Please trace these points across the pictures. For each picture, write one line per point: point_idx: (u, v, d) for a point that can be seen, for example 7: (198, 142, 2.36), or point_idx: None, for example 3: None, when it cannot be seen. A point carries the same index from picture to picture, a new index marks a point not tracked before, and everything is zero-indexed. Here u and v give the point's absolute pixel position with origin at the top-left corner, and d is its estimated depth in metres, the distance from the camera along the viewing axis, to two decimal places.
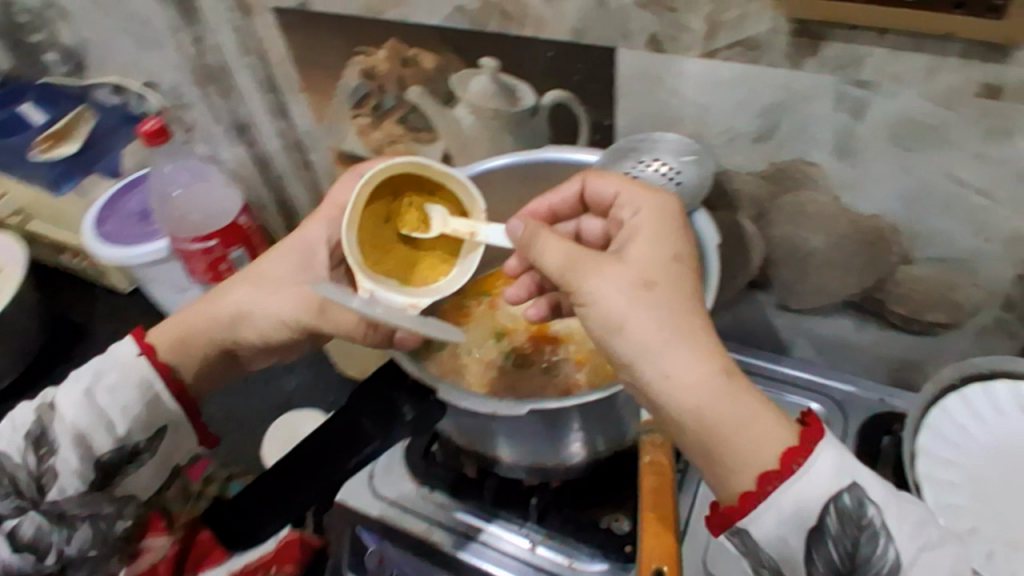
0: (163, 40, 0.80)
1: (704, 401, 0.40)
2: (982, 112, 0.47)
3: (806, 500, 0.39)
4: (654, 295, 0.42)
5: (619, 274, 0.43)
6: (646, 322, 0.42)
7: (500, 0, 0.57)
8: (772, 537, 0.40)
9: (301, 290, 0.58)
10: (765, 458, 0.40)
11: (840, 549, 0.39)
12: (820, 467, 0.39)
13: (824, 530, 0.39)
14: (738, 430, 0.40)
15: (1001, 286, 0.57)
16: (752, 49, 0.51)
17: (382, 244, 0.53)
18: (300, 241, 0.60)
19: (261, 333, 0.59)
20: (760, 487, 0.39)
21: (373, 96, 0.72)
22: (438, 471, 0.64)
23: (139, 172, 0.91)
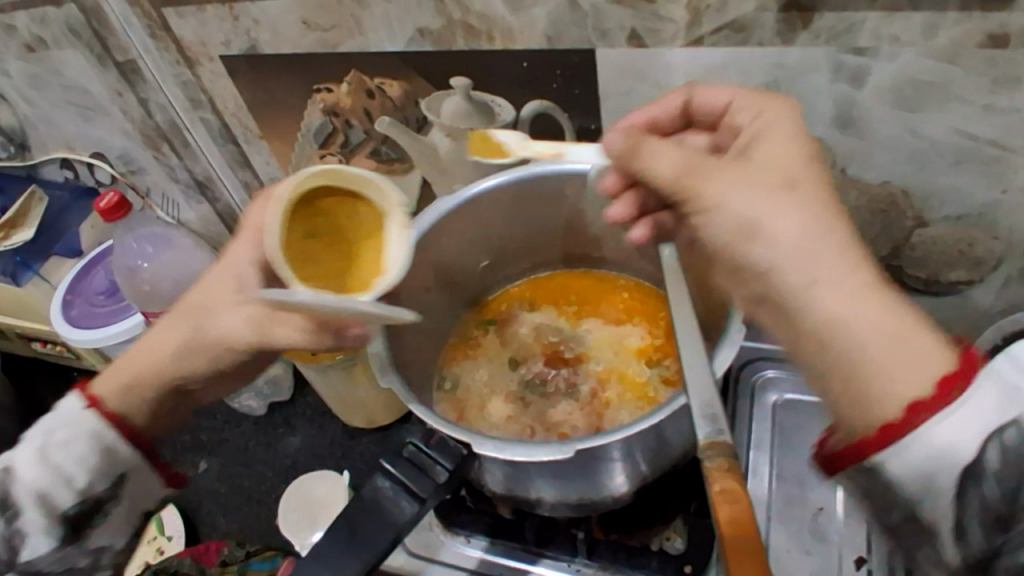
0: (106, 106, 0.75)
1: (853, 309, 0.36)
2: (988, 62, 0.45)
3: (959, 434, 0.33)
4: (798, 198, 0.39)
5: (757, 178, 0.40)
6: (789, 224, 0.38)
7: (464, 15, 0.54)
8: (920, 478, 0.34)
9: (241, 313, 0.50)
10: (916, 384, 0.34)
11: (996, 492, 0.33)
12: (984, 398, 0.33)
13: (982, 465, 0.33)
14: (893, 343, 0.35)
15: (1022, 235, 0.55)
16: (739, 30, 0.48)
17: (310, 260, 0.46)
18: (229, 263, 0.52)
19: (210, 365, 0.52)
20: (908, 417, 0.34)
21: (340, 133, 0.68)
22: (473, 516, 0.60)
23: (100, 247, 0.86)
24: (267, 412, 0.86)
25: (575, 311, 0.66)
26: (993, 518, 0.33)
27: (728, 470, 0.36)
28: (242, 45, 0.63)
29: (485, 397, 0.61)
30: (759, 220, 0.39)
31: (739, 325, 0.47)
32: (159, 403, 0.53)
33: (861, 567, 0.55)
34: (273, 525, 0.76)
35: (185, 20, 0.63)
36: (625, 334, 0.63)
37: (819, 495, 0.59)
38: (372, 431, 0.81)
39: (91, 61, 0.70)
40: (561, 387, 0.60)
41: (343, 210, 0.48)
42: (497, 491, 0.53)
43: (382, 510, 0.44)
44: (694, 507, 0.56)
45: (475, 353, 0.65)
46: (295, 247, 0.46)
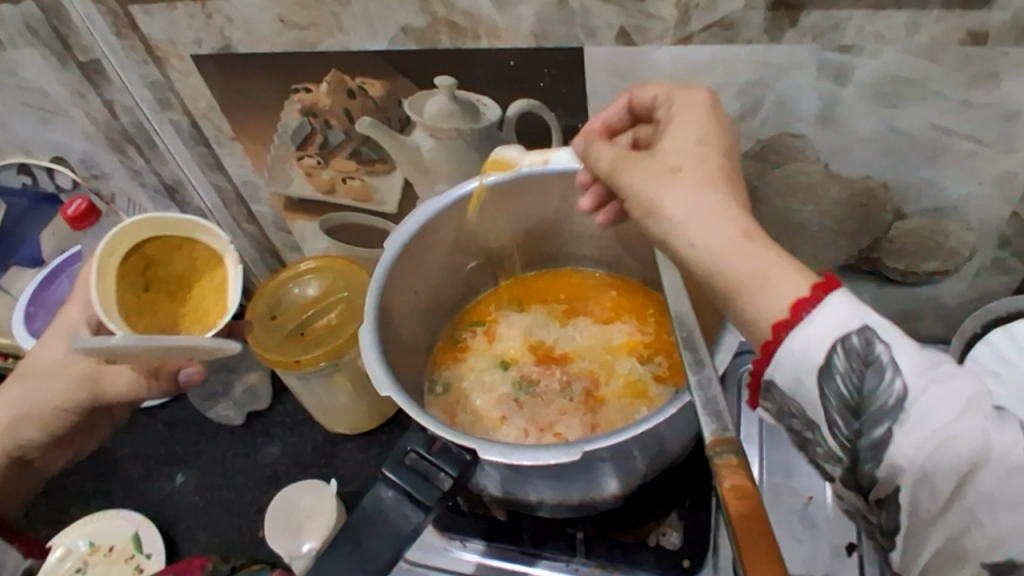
0: (66, 108, 0.71)
1: (726, 261, 0.36)
2: (966, 60, 0.47)
3: (810, 342, 0.33)
4: (684, 174, 0.39)
5: (651, 163, 0.41)
6: (676, 197, 0.38)
7: (449, 13, 0.53)
8: (790, 383, 0.34)
9: (69, 373, 0.63)
10: (775, 305, 0.34)
11: (847, 386, 0.32)
12: (836, 309, 0.33)
13: (829, 364, 0.33)
14: (758, 283, 0.34)
15: (994, 225, 0.57)
16: (726, 29, 0.49)
17: (148, 306, 0.60)
18: (63, 323, 0.64)
19: (40, 427, 0.64)
20: (776, 335, 0.34)
21: (318, 133, 0.66)
22: (467, 521, 0.59)
23: (64, 256, 0.83)
24: (244, 422, 0.83)
25: (565, 310, 0.66)
26: (846, 408, 0.32)
27: (737, 466, 0.36)
28: (214, 43, 0.61)
29: (477, 398, 0.60)
30: (648, 194, 0.40)
31: (737, 324, 0.48)
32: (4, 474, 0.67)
33: (852, 552, 0.57)
34: (257, 536, 0.74)
35: (153, 17, 0.60)
36: (615, 331, 0.63)
37: (806, 484, 0.61)
38: (355, 437, 0.80)
39: (49, 61, 0.66)
40: (552, 386, 0.59)
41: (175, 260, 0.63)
42: (497, 494, 0.52)
43: (387, 519, 0.43)
44: (688, 502, 0.57)
45: (464, 357, 0.64)
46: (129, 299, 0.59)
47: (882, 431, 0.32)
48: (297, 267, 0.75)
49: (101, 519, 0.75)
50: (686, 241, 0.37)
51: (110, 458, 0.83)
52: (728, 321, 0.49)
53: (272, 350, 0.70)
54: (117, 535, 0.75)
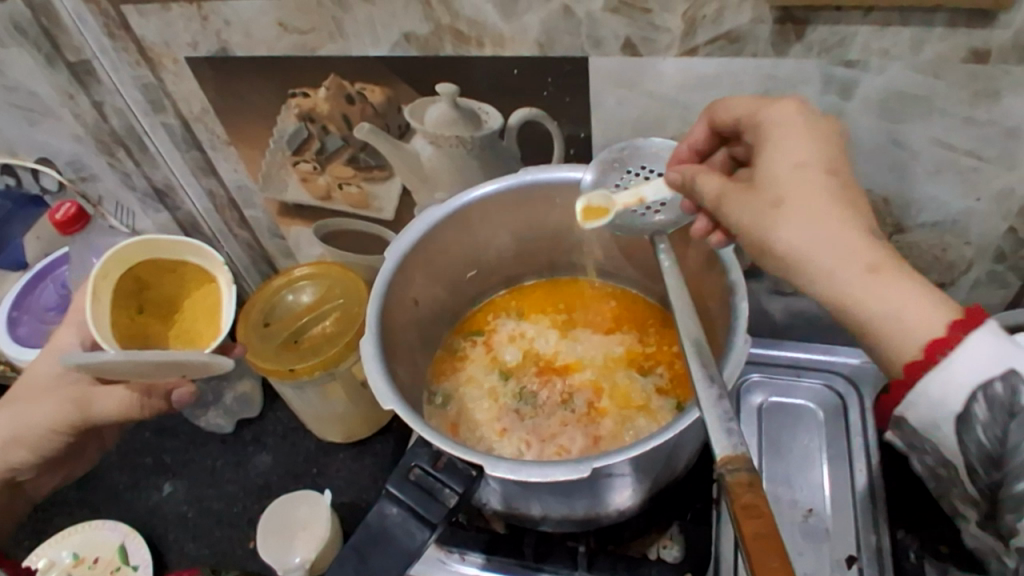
0: (54, 109, 0.69)
1: (853, 299, 0.38)
2: (970, 77, 0.47)
3: (950, 391, 0.36)
4: (792, 203, 0.40)
5: (756, 193, 0.42)
6: (796, 236, 0.39)
7: (454, 20, 0.52)
8: (926, 427, 0.38)
9: (59, 395, 0.63)
10: (914, 341, 0.37)
11: (987, 436, 0.36)
12: (976, 356, 0.35)
13: (970, 414, 0.36)
14: (886, 322, 0.37)
15: (992, 240, 0.57)
16: (733, 42, 0.49)
17: (138, 327, 0.64)
18: (55, 349, 0.66)
19: (31, 449, 0.64)
20: (911, 376, 0.37)
21: (315, 139, 0.65)
22: (468, 534, 0.59)
23: (49, 260, 0.81)
24: (234, 430, 0.82)
25: (565, 320, 0.65)
26: (985, 455, 0.36)
27: (748, 484, 0.36)
28: (210, 46, 0.60)
29: (478, 410, 0.60)
30: (762, 234, 0.41)
31: (746, 335, 0.47)
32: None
33: (852, 565, 0.57)
34: (248, 548, 0.73)
35: (147, 19, 0.59)
36: (616, 341, 0.63)
37: (807, 496, 0.61)
38: (348, 446, 0.79)
39: (37, 60, 0.64)
40: (554, 398, 0.59)
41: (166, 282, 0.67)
42: (499, 507, 0.51)
43: (393, 535, 0.43)
44: (689, 515, 0.58)
45: (464, 368, 0.63)
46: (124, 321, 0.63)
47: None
48: (293, 273, 0.74)
49: (87, 531, 0.74)
50: (814, 277, 0.39)
51: (96, 467, 0.81)
52: (735, 332, 0.48)
53: (267, 357, 0.69)
54: (104, 547, 0.73)
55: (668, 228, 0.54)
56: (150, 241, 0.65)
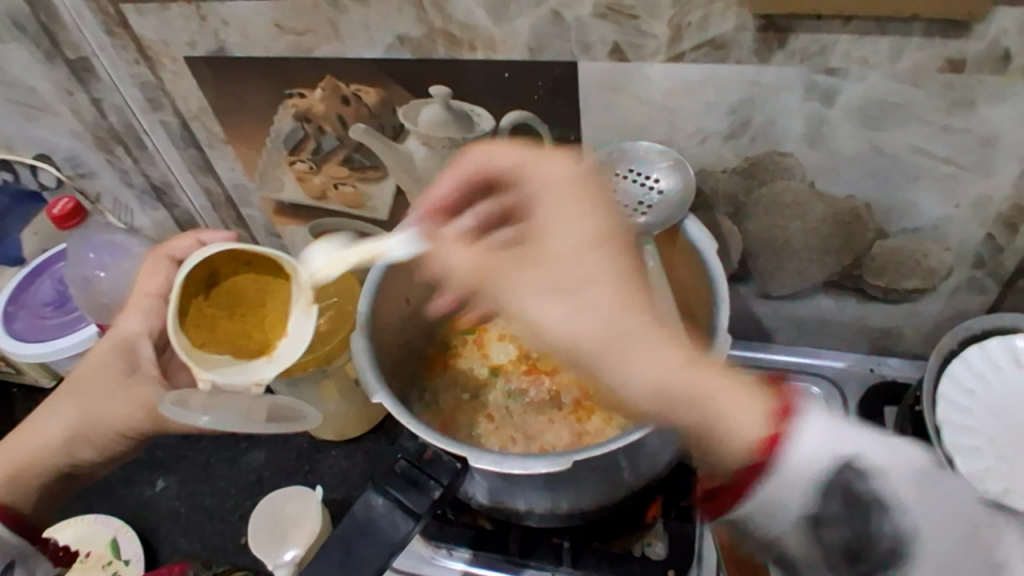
0: (53, 105, 0.70)
1: (665, 396, 0.36)
2: (946, 86, 0.48)
3: (797, 487, 0.34)
4: (577, 291, 0.38)
5: (544, 273, 0.38)
6: (588, 329, 0.37)
7: (446, 24, 0.54)
8: (780, 532, 0.35)
9: (130, 397, 0.59)
10: (743, 443, 0.35)
11: (844, 532, 0.34)
12: (817, 447, 0.34)
13: (823, 514, 0.34)
14: (706, 420, 0.36)
15: (972, 247, 0.58)
16: (718, 48, 0.50)
17: (207, 327, 0.53)
18: (117, 338, 0.61)
19: (96, 448, 0.60)
20: (752, 481, 0.35)
21: (311, 139, 0.67)
22: (455, 530, 0.59)
23: (46, 254, 0.82)
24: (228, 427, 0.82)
25: None
26: (846, 553, 0.34)
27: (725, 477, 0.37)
28: (208, 46, 0.61)
29: (467, 406, 0.61)
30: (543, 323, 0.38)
31: (726, 337, 0.49)
32: (52, 489, 0.60)
33: None
34: (238, 544, 0.74)
35: (145, 17, 0.60)
36: None
37: None
38: (340, 444, 0.79)
39: (37, 57, 0.65)
40: (542, 395, 0.60)
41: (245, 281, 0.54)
42: (485, 502, 0.52)
43: (376, 528, 0.44)
44: (675, 513, 0.58)
45: (455, 366, 0.64)
46: (193, 314, 0.52)
47: (884, 571, 0.34)
48: None
49: (80, 525, 0.74)
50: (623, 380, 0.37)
51: None
52: (716, 334, 0.50)
53: None
54: (95, 541, 0.74)
55: (653, 229, 0.55)
56: (245, 246, 0.52)
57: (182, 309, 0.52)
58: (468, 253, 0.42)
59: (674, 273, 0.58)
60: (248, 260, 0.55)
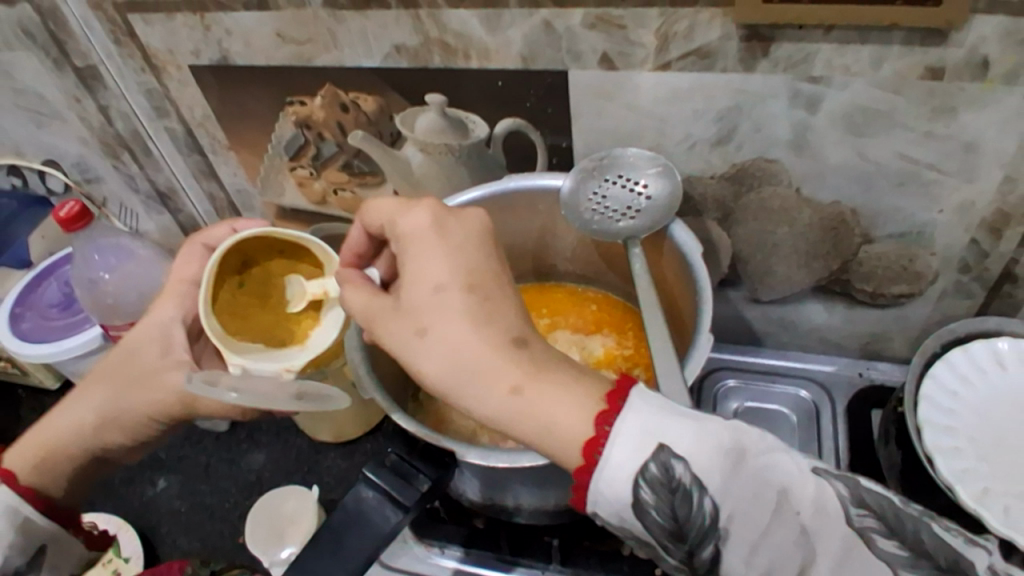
0: (62, 112, 0.73)
1: (506, 421, 0.40)
2: (928, 93, 0.49)
3: (616, 481, 0.36)
4: (431, 328, 0.43)
5: (402, 317, 0.45)
6: (439, 362, 0.42)
7: (442, 33, 0.55)
8: (613, 518, 0.37)
9: (166, 380, 0.60)
10: (570, 454, 0.38)
11: (665, 516, 0.36)
12: (625, 444, 0.36)
13: (641, 498, 0.36)
14: (544, 439, 0.39)
15: (957, 251, 0.59)
16: (704, 57, 0.51)
17: (240, 313, 0.55)
18: (152, 323, 0.62)
19: (127, 431, 0.62)
20: (581, 481, 0.37)
21: (311, 145, 0.68)
22: (448, 527, 0.61)
23: (54, 257, 0.85)
24: (229, 428, 0.83)
25: (547, 323, 0.68)
26: (673, 532, 0.36)
27: None
28: (212, 54, 0.63)
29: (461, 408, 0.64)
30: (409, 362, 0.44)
31: (708, 336, 0.50)
32: (84, 470, 0.63)
33: None
34: (237, 543, 0.75)
35: (151, 27, 0.62)
36: (597, 345, 0.66)
37: None
38: (339, 445, 0.81)
39: (47, 65, 0.68)
40: None
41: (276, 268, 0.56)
42: (476, 498, 0.54)
43: (368, 519, 0.46)
44: None
45: None
46: (229, 301, 0.55)
47: (709, 550, 0.36)
48: None
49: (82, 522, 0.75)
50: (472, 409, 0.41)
51: None
52: (699, 333, 0.51)
53: None
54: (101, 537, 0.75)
55: (641, 232, 0.56)
56: (279, 234, 0.54)
57: (216, 295, 0.54)
58: (362, 301, 0.47)
59: (662, 269, 0.59)
60: (282, 248, 0.56)
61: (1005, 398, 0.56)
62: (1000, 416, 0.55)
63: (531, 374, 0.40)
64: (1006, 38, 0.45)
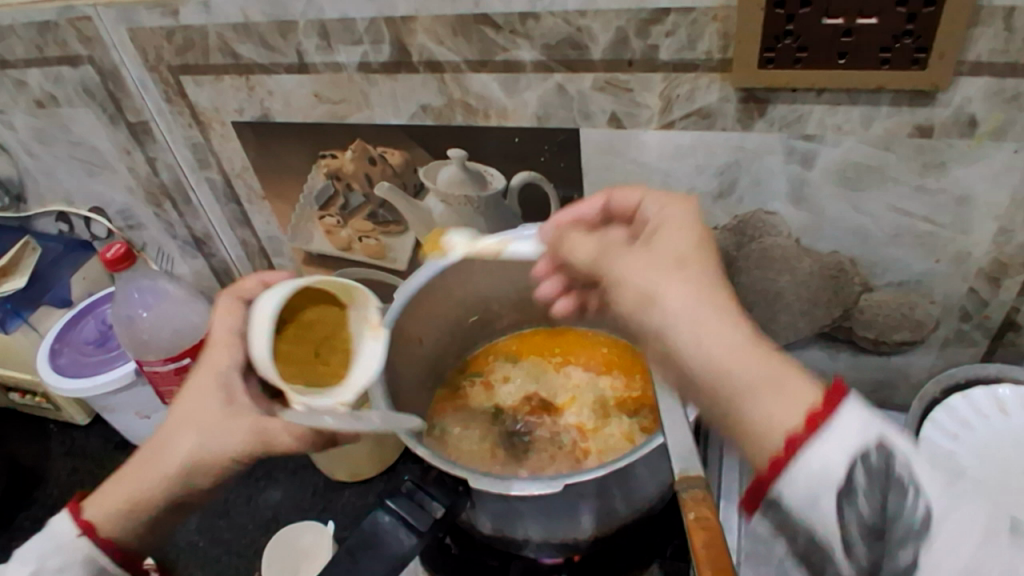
0: (112, 163, 0.79)
1: (727, 360, 0.37)
2: (917, 150, 0.53)
3: (830, 458, 0.33)
4: (682, 266, 0.41)
5: (652, 253, 0.43)
6: (681, 291, 0.40)
7: (464, 95, 0.60)
8: (804, 499, 0.34)
9: (237, 425, 0.52)
10: (785, 416, 0.34)
11: (869, 506, 0.33)
12: (850, 423, 0.34)
13: (854, 485, 0.33)
14: (767, 385, 0.36)
15: (957, 300, 0.61)
16: (705, 117, 0.56)
17: (286, 355, 0.56)
18: (213, 370, 0.55)
19: (207, 478, 0.53)
20: (789, 451, 0.34)
21: (340, 196, 0.73)
22: (457, 563, 0.63)
23: (91, 298, 0.90)
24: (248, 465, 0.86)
25: (560, 361, 0.74)
26: (868, 528, 0.33)
27: (701, 499, 0.44)
28: (255, 112, 0.68)
29: (470, 443, 0.67)
30: (647, 285, 0.41)
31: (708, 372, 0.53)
32: (159, 524, 0.54)
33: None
34: None
35: (201, 87, 0.68)
36: (606, 386, 0.70)
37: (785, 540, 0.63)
38: (355, 484, 0.83)
39: (102, 120, 0.74)
40: (544, 433, 0.66)
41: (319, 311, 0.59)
42: (487, 531, 0.57)
43: (382, 541, 0.49)
44: (669, 551, 0.62)
45: (461, 402, 0.72)
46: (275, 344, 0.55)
47: (908, 558, 0.33)
48: None
49: None
50: (687, 340, 0.38)
51: None
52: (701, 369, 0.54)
53: None
54: None
55: None
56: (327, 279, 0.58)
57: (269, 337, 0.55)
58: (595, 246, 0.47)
59: None
60: (317, 296, 0.59)
61: (1008, 442, 0.57)
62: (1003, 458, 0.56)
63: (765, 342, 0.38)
64: (990, 98, 0.49)
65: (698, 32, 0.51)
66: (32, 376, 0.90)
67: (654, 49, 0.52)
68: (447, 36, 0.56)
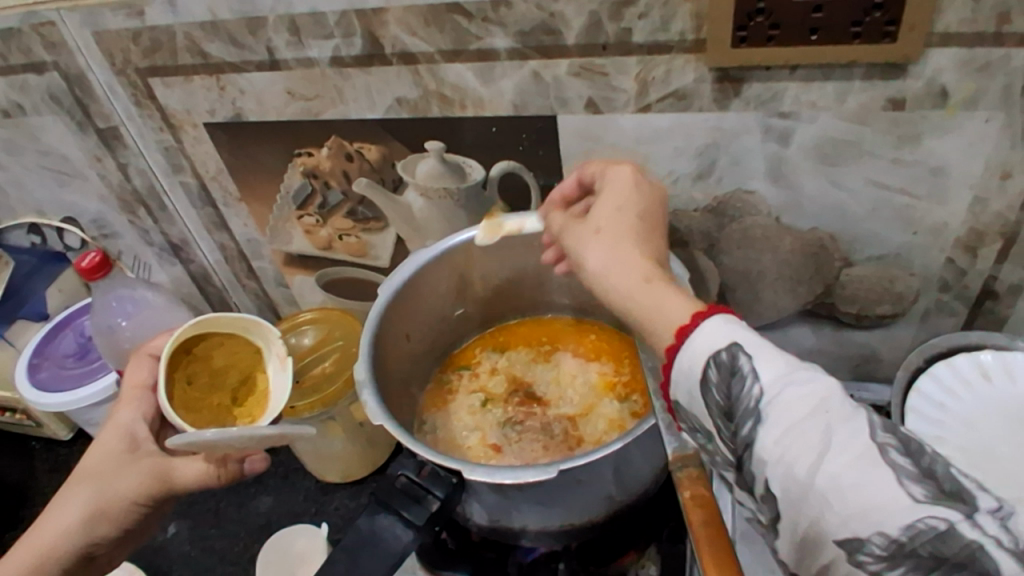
0: (83, 171, 0.77)
1: (627, 297, 0.41)
2: (892, 123, 0.53)
3: (687, 361, 0.37)
4: (604, 230, 0.46)
5: (587, 223, 0.48)
6: (598, 250, 0.44)
7: (440, 86, 0.60)
8: (684, 397, 0.38)
9: (138, 469, 0.57)
10: (666, 331, 0.39)
11: (721, 396, 0.36)
12: (709, 334, 0.37)
13: (707, 377, 0.36)
14: (655, 317, 0.40)
15: (935, 271, 0.62)
16: (682, 99, 0.56)
17: (193, 402, 0.59)
18: (116, 427, 0.60)
19: (117, 522, 0.57)
20: (669, 358, 0.38)
21: (318, 194, 0.73)
22: (456, 558, 0.63)
23: (69, 311, 0.88)
24: None
25: (549, 349, 0.74)
26: (723, 412, 0.36)
27: (696, 478, 0.45)
28: (227, 113, 0.67)
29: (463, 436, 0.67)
30: (576, 249, 0.46)
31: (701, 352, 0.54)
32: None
33: None
34: None
35: (170, 89, 0.66)
36: (595, 372, 0.70)
37: None
38: (347, 485, 0.82)
39: (70, 126, 0.72)
40: (535, 424, 0.66)
41: (219, 353, 0.62)
42: (483, 522, 0.57)
43: (380, 540, 0.50)
44: (666, 534, 0.62)
45: (452, 396, 0.71)
46: (178, 392, 0.59)
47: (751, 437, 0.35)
48: (297, 319, 0.79)
49: None
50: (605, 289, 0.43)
51: None
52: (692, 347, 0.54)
53: None
54: None
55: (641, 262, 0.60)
56: (214, 319, 0.62)
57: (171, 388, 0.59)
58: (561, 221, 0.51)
59: None
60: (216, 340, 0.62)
61: (996, 407, 0.58)
62: (990, 420, 0.57)
63: (668, 278, 0.42)
64: (961, 68, 0.49)
65: (671, 12, 0.51)
66: (10, 393, 0.88)
67: (628, 32, 0.52)
68: (420, 26, 0.56)
